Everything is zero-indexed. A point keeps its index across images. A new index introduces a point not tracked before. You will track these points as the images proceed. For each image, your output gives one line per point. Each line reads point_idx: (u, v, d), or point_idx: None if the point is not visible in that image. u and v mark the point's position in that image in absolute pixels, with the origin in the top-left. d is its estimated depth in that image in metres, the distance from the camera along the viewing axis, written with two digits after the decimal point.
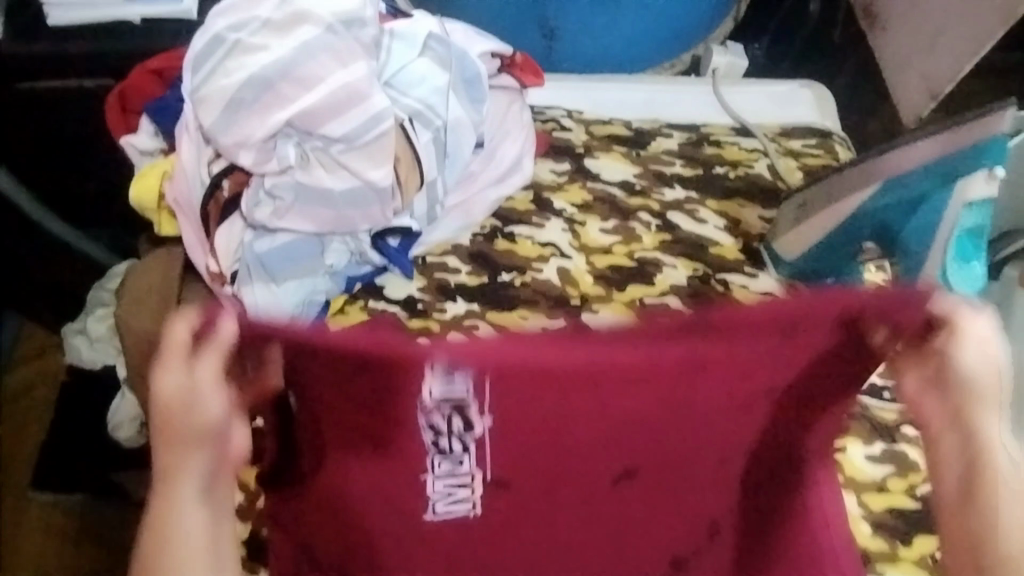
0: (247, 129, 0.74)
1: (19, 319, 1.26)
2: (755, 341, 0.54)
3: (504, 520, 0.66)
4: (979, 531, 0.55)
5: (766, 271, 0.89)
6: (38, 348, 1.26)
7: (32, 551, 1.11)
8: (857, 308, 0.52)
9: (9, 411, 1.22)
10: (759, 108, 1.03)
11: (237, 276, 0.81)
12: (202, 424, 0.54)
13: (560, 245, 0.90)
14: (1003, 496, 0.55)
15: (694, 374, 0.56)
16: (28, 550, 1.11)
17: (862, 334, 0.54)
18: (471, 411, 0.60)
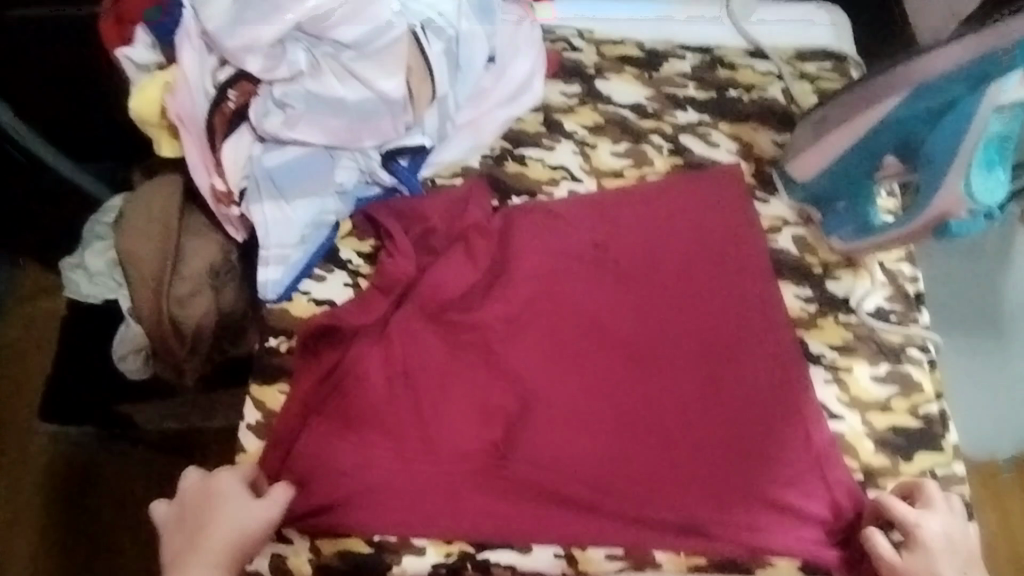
0: (255, 31, 0.71)
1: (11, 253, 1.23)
2: (648, 436, 0.79)
3: (506, 332, 0.82)
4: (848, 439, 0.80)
5: (777, 196, 0.91)
6: (34, 282, 1.25)
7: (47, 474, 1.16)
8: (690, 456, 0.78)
9: (10, 345, 1.23)
10: (776, 30, 0.99)
11: (245, 194, 0.80)
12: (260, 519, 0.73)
13: (571, 168, 0.90)
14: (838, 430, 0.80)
15: (651, 440, 0.79)
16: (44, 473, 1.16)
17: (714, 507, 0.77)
18: (453, 413, 0.78)
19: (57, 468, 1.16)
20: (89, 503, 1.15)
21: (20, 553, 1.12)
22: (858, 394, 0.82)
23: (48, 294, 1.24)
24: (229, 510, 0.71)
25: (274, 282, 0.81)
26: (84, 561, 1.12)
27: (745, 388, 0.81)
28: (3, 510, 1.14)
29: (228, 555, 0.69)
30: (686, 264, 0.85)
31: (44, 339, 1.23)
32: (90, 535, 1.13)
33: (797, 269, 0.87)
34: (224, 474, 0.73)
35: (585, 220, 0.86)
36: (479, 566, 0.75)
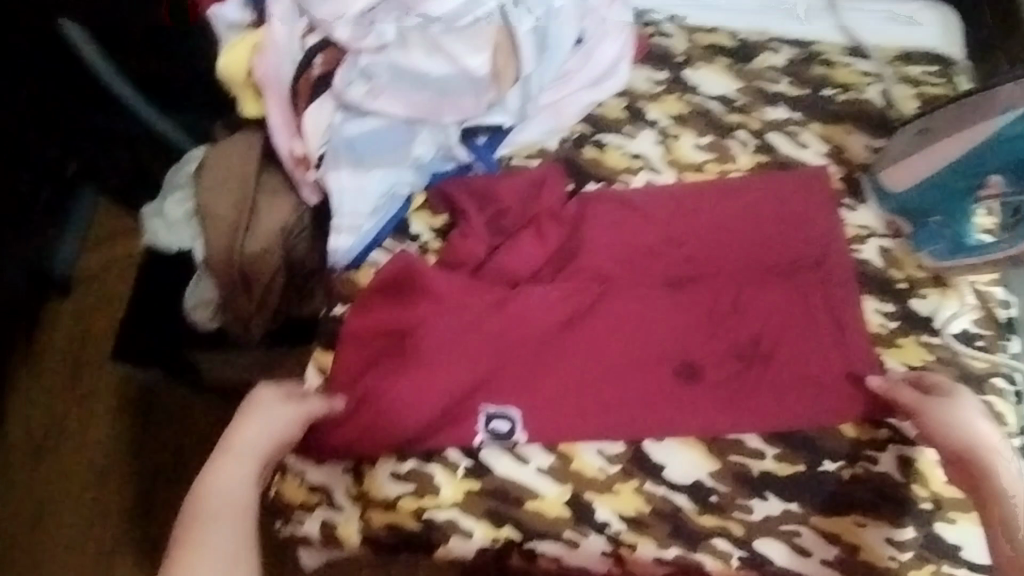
0: (349, 1, 0.75)
1: (90, 197, 1.28)
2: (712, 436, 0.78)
3: (572, 314, 0.80)
4: (921, 468, 0.76)
5: (865, 205, 0.86)
6: (107, 229, 1.29)
7: (109, 413, 1.21)
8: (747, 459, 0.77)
9: (80, 287, 1.27)
10: (879, 28, 0.94)
11: (323, 161, 0.79)
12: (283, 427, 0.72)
13: (651, 157, 0.87)
14: (918, 460, 0.77)
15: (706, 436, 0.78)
16: (105, 411, 1.21)
17: (772, 529, 0.75)
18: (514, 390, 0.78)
19: (122, 408, 1.21)
20: (144, 443, 1.19)
21: (80, 485, 1.18)
22: (934, 419, 0.72)
23: (119, 241, 1.29)
24: (264, 419, 0.71)
25: (344, 250, 0.81)
26: (137, 499, 1.17)
27: (812, 398, 0.78)
28: (67, 441, 1.20)
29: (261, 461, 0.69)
30: (761, 262, 0.83)
31: (114, 282, 1.27)
32: (145, 475, 1.18)
33: (882, 282, 0.83)
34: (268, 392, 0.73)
35: (663, 215, 0.84)
36: (525, 555, 0.75)
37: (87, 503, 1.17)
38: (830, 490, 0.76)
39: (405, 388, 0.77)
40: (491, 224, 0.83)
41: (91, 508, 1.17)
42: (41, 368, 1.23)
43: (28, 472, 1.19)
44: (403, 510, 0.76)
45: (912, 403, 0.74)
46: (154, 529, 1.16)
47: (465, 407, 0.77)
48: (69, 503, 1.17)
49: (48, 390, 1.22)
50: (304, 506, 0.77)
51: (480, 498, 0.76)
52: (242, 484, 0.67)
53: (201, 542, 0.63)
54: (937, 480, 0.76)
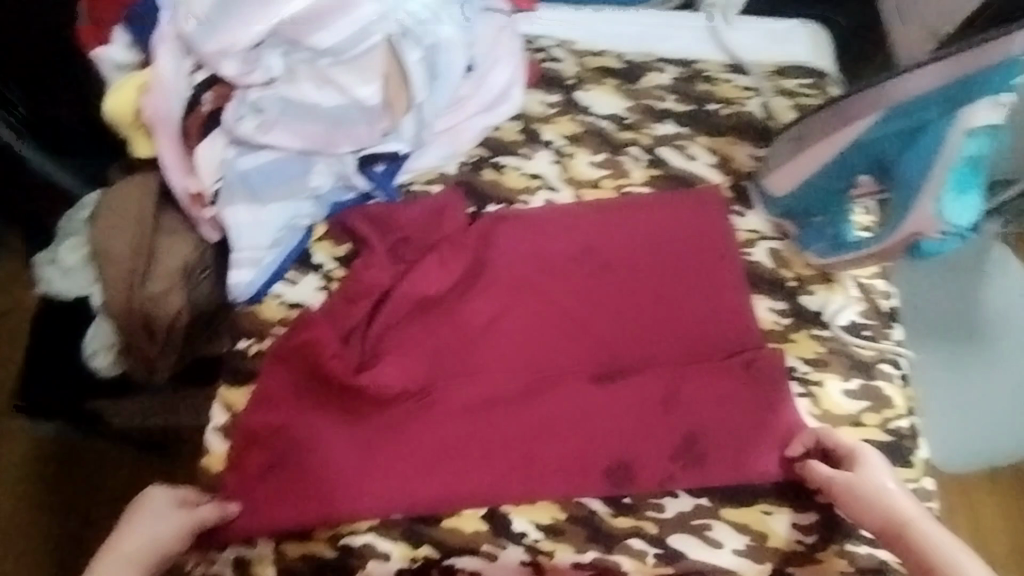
0: (230, 36, 0.72)
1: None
2: (626, 453, 0.78)
3: (474, 343, 0.82)
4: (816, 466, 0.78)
5: (753, 210, 0.91)
6: (10, 279, 1.25)
7: (12, 471, 1.15)
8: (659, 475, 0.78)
9: None
10: (755, 45, 1.01)
11: (219, 196, 0.79)
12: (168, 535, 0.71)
13: (549, 176, 0.90)
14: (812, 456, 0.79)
15: (618, 458, 0.78)
16: (8, 470, 1.15)
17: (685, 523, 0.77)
18: (421, 420, 0.77)
19: (23, 468, 1.15)
20: (52, 499, 1.14)
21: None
22: (854, 504, 0.74)
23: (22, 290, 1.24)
24: (146, 522, 0.71)
25: (245, 284, 0.81)
26: (46, 567, 1.10)
27: (716, 408, 0.81)
28: None
29: (142, 565, 0.69)
30: (660, 281, 0.86)
31: (18, 335, 1.22)
32: (55, 539, 1.12)
33: (771, 281, 0.88)
34: (154, 490, 0.73)
35: (564, 239, 0.87)
36: (444, 572, 0.74)
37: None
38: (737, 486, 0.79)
39: (312, 431, 0.77)
40: (395, 252, 0.84)
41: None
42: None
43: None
44: (319, 538, 0.74)
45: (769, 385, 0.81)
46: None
47: (371, 448, 0.76)
48: None
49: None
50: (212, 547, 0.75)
51: (397, 519, 0.75)
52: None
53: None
54: None
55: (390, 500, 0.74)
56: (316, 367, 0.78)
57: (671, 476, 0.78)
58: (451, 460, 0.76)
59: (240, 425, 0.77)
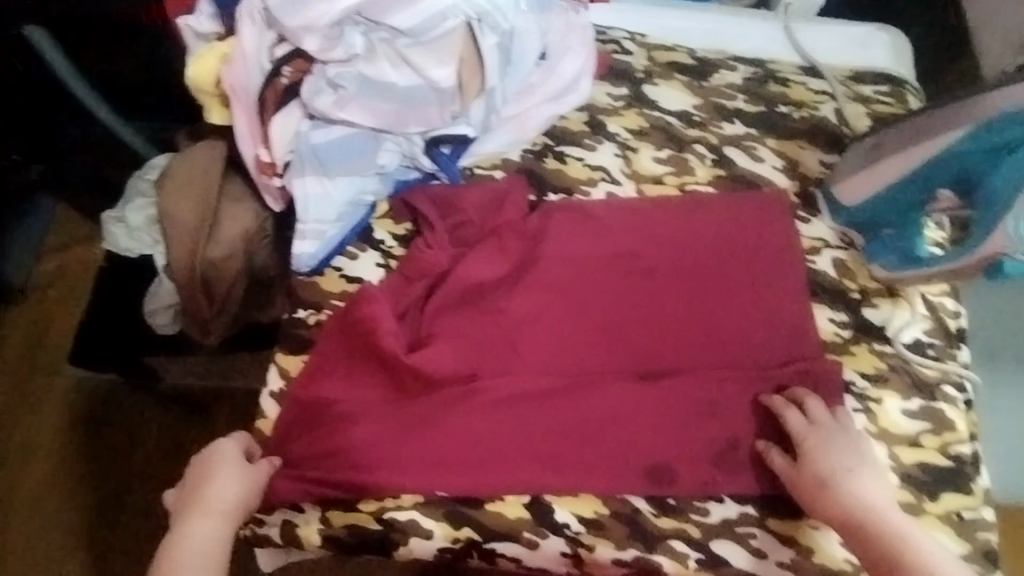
0: (315, 12, 0.73)
1: (54, 202, 1.28)
2: (674, 453, 0.77)
3: (525, 329, 0.81)
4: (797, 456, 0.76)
5: (820, 217, 0.89)
6: (74, 235, 1.29)
7: (68, 419, 1.19)
8: (703, 479, 0.77)
9: (46, 291, 1.27)
10: (832, 48, 0.98)
11: (289, 167, 0.82)
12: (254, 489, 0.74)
13: (611, 169, 0.89)
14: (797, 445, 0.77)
15: (663, 458, 0.77)
16: (64, 417, 1.19)
17: (729, 529, 0.76)
18: (469, 404, 0.78)
19: (75, 417, 1.20)
20: (101, 448, 1.18)
21: (31, 498, 1.16)
22: (808, 492, 0.73)
23: (86, 247, 1.29)
24: (229, 477, 0.73)
25: (308, 255, 0.82)
26: (89, 513, 1.15)
27: (766, 416, 0.79)
28: (22, 446, 1.18)
29: (228, 519, 0.72)
30: (717, 282, 0.85)
31: (78, 288, 1.27)
32: (99, 488, 1.16)
33: (835, 292, 0.86)
34: (227, 445, 0.76)
35: (622, 233, 0.86)
36: (485, 555, 0.75)
37: (38, 517, 1.15)
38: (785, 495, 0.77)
39: (361, 406, 0.78)
40: (455, 236, 0.84)
41: (43, 522, 1.14)
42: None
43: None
44: (365, 510, 0.76)
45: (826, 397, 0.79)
46: (104, 547, 1.13)
47: (418, 428, 0.77)
48: (22, 507, 1.15)
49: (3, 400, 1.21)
50: (262, 508, 0.77)
51: (442, 499, 0.76)
52: (206, 548, 0.69)
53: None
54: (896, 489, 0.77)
55: (435, 479, 0.75)
56: (370, 341, 0.79)
57: (716, 481, 0.77)
58: (496, 446, 0.77)
59: (292, 394, 0.79)
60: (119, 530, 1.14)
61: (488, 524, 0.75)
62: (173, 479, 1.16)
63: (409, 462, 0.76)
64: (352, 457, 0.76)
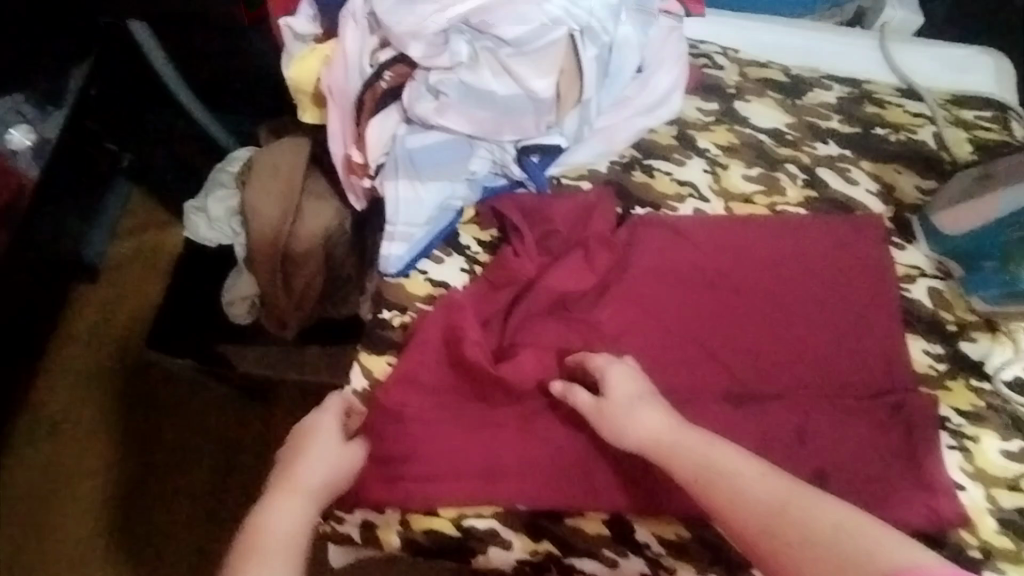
0: (423, 19, 0.75)
1: (128, 184, 1.29)
2: None
3: (610, 343, 0.81)
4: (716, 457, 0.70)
5: (915, 244, 0.87)
6: (142, 218, 1.30)
7: (129, 403, 1.19)
8: None
9: (112, 273, 1.26)
10: (931, 71, 0.95)
11: (382, 169, 0.83)
12: (344, 466, 0.74)
13: (699, 186, 0.88)
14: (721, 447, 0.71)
15: None
16: (126, 401, 1.19)
17: None
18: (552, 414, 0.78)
19: (135, 400, 1.19)
20: (161, 433, 1.17)
21: (89, 479, 1.15)
22: (611, 427, 0.73)
23: (152, 232, 1.28)
24: (321, 452, 0.73)
25: (396, 258, 0.83)
26: (145, 496, 1.14)
27: (855, 446, 0.77)
28: (82, 425, 1.18)
29: (315, 499, 0.71)
30: (806, 306, 0.83)
31: (143, 273, 1.26)
32: (157, 472, 1.15)
33: (931, 323, 0.83)
34: (319, 417, 0.76)
35: (709, 252, 0.85)
36: (563, 569, 0.76)
37: (97, 498, 1.14)
38: None
39: (445, 409, 0.79)
40: (542, 246, 0.85)
41: (103, 503, 1.14)
42: (66, 359, 1.21)
43: (35, 462, 1.16)
44: (444, 516, 0.76)
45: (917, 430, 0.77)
46: (161, 532, 1.12)
47: (501, 436, 0.77)
48: (80, 487, 1.15)
49: (71, 380, 1.20)
50: (342, 504, 0.77)
51: (521, 510, 0.76)
52: (292, 531, 0.69)
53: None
54: (993, 533, 0.74)
55: (518, 488, 0.75)
56: (456, 346, 0.80)
57: None
58: (579, 458, 0.77)
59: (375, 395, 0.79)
60: (177, 516, 1.13)
61: (568, 538, 0.75)
62: (233, 469, 1.15)
63: (491, 470, 0.76)
64: (435, 460, 0.76)
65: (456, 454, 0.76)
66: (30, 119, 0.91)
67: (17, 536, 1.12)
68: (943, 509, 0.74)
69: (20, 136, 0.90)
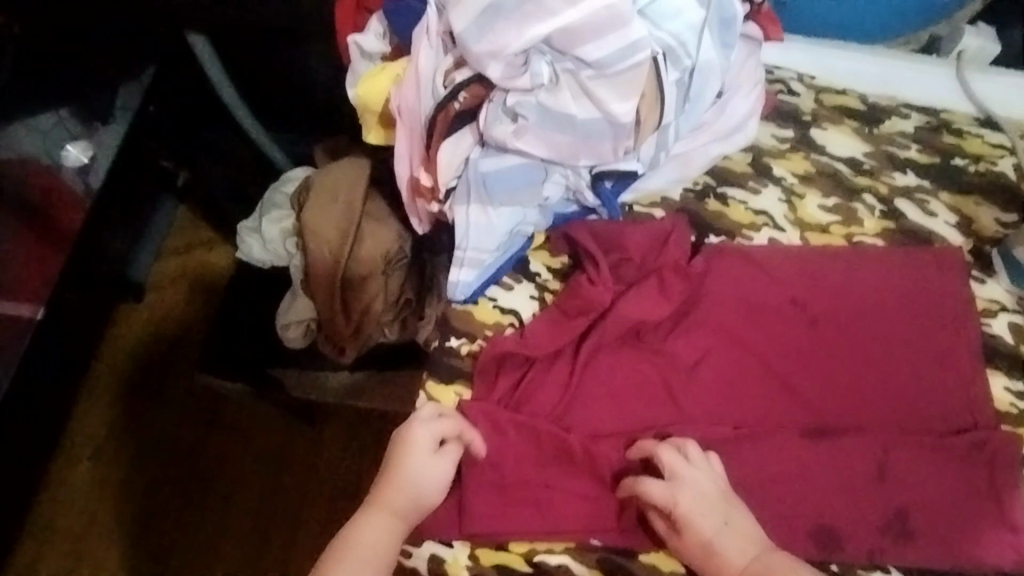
0: (504, 39, 0.72)
1: (172, 201, 1.27)
2: (849, 519, 0.73)
3: (685, 375, 0.79)
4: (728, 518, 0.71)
5: (995, 278, 0.84)
6: (184, 230, 1.28)
7: (171, 422, 1.17)
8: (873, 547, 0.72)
9: (155, 288, 1.25)
10: (1010, 98, 0.93)
11: (453, 193, 0.80)
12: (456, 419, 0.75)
13: (775, 215, 0.86)
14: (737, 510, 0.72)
15: (830, 523, 0.73)
16: (168, 420, 1.17)
17: None
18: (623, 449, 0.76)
19: (178, 419, 1.17)
20: (204, 452, 1.15)
21: (133, 497, 1.13)
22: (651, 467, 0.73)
23: (195, 247, 1.27)
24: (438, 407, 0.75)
25: (464, 284, 0.81)
26: (187, 516, 1.12)
27: (941, 487, 0.74)
28: (124, 443, 1.16)
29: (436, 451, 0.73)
30: (888, 340, 0.80)
31: (185, 288, 1.25)
32: (199, 492, 1.13)
33: (1014, 361, 0.81)
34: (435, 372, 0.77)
35: (787, 283, 0.82)
36: None
37: (139, 517, 1.12)
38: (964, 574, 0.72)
39: (515, 445, 0.75)
40: (614, 274, 0.82)
41: (148, 521, 1.12)
42: (108, 374, 1.19)
43: (76, 480, 1.14)
44: (515, 551, 0.73)
45: (1006, 471, 0.74)
46: (206, 552, 1.10)
47: (574, 471, 0.75)
48: (122, 505, 1.13)
49: (114, 396, 1.18)
50: (411, 539, 0.73)
51: (594, 546, 0.73)
52: (380, 527, 0.71)
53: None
54: None
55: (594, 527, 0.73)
56: (527, 376, 0.78)
57: (892, 554, 0.72)
58: None
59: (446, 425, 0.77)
60: (221, 535, 1.11)
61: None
62: (275, 489, 1.13)
63: (564, 505, 0.74)
64: (506, 494, 0.74)
65: (529, 486, 0.75)
66: (83, 135, 0.93)
67: (58, 554, 1.09)
68: None
69: (76, 152, 0.92)
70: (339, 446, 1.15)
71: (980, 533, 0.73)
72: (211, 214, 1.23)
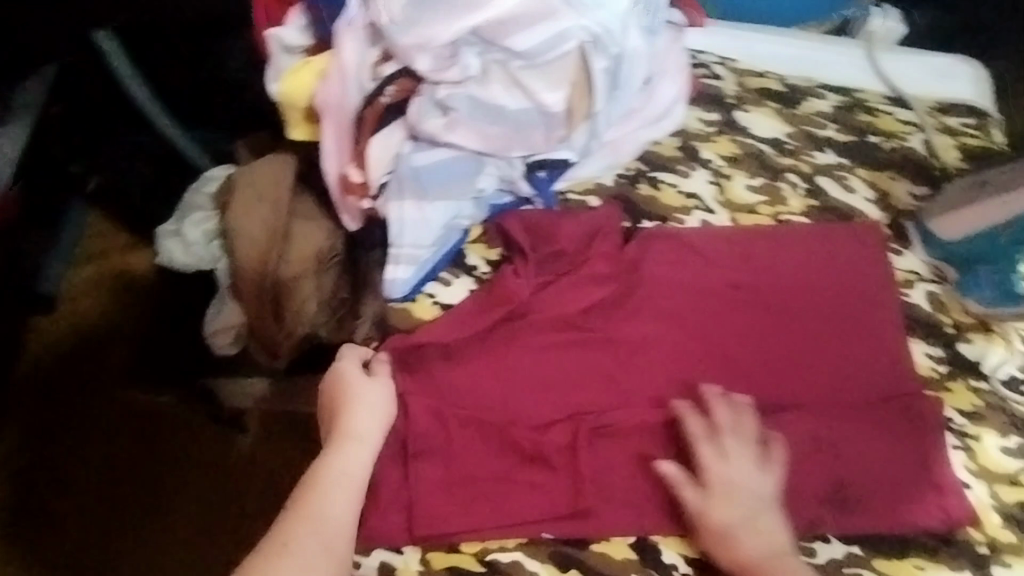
0: (432, 31, 0.71)
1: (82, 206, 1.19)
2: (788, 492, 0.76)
3: (626, 357, 0.80)
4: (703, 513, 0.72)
5: (911, 249, 0.89)
6: (99, 237, 1.21)
7: (99, 441, 1.11)
8: (812, 515, 0.75)
9: (71, 300, 1.18)
10: (918, 78, 0.98)
11: (385, 188, 0.78)
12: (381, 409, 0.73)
13: (704, 197, 0.88)
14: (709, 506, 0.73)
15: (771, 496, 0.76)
16: (95, 439, 1.11)
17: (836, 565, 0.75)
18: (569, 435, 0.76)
19: (105, 437, 1.11)
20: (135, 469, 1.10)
21: (60, 523, 1.07)
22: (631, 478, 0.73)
23: (111, 254, 1.20)
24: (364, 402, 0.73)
25: (401, 281, 0.79)
26: (122, 537, 1.07)
27: (870, 454, 0.78)
28: (47, 466, 1.09)
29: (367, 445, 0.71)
30: (816, 313, 0.84)
31: (103, 298, 1.18)
32: (134, 510, 1.08)
33: (929, 327, 0.86)
34: (343, 365, 0.74)
35: (718, 262, 0.84)
36: None
37: (69, 542, 1.06)
38: (894, 534, 0.76)
39: (460, 438, 0.75)
40: (549, 260, 0.81)
41: (80, 547, 1.06)
42: (25, 395, 1.12)
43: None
44: (467, 551, 0.73)
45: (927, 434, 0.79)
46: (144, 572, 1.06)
47: (521, 462, 0.75)
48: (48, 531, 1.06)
49: (31, 416, 1.11)
50: (360, 547, 0.72)
51: (545, 539, 0.73)
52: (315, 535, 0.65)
53: (306, 515, 0.67)
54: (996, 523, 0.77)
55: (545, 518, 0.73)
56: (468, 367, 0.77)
57: (828, 522, 0.76)
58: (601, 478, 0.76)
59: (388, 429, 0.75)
60: (159, 553, 1.07)
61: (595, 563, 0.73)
62: (216, 502, 1.09)
63: (512, 496, 0.74)
64: (453, 490, 0.74)
65: (477, 482, 0.74)
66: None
67: None
68: (953, 507, 0.76)
69: None
70: (280, 452, 1.12)
71: (907, 493, 0.77)
72: (127, 220, 1.16)
